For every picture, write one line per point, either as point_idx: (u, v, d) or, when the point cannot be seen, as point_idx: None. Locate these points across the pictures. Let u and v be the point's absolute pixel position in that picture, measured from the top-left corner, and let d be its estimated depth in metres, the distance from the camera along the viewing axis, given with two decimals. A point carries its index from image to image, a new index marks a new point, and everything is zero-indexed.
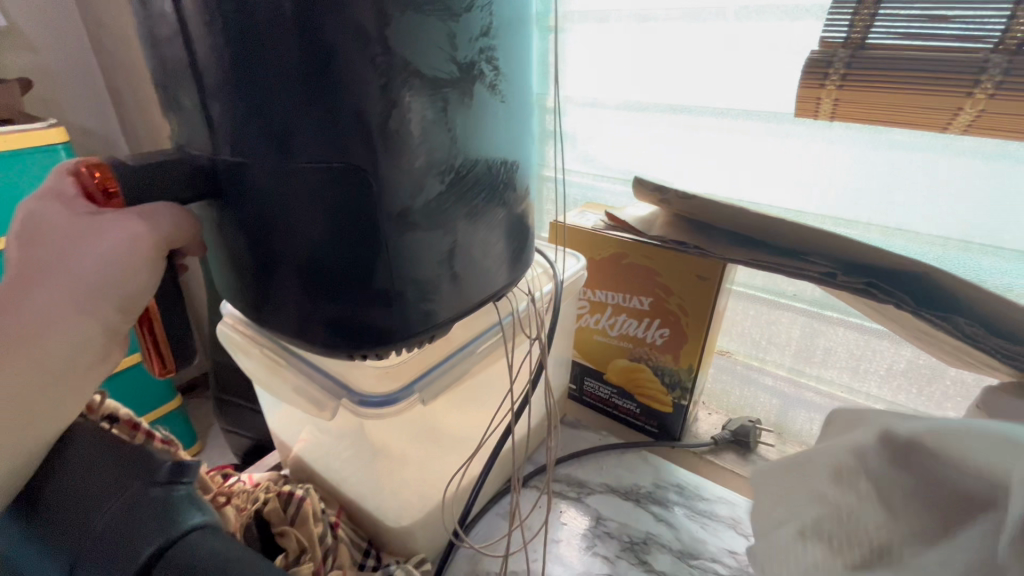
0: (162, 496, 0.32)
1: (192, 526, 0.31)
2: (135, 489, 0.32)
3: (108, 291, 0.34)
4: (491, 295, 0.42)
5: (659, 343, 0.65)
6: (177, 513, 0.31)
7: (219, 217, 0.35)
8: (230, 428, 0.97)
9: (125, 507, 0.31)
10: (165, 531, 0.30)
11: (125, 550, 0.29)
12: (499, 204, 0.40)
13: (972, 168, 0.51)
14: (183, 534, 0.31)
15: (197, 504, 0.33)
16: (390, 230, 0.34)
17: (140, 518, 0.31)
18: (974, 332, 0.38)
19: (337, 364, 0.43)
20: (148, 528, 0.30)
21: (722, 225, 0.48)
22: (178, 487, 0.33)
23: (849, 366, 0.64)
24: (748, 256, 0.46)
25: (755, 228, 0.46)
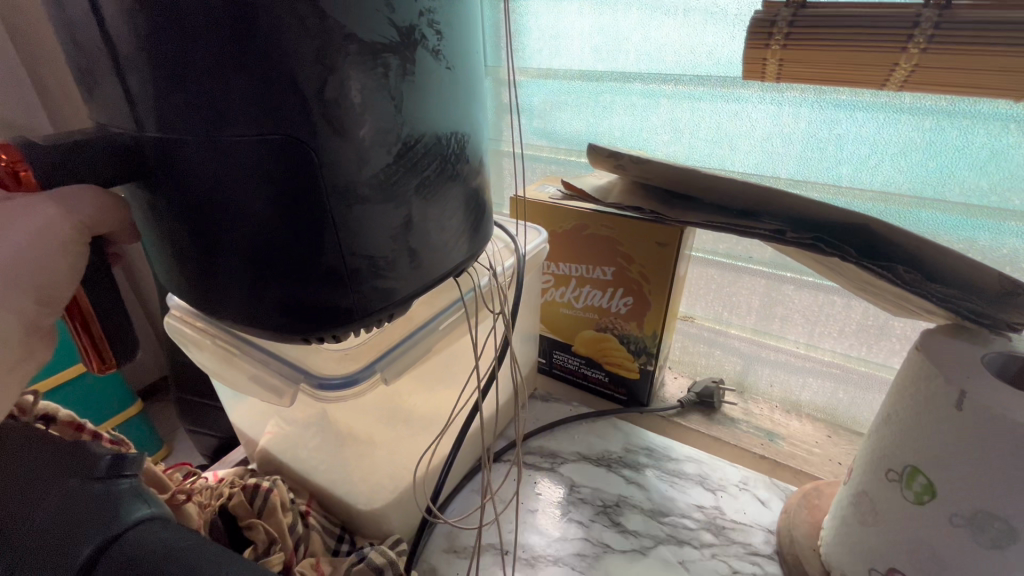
0: (104, 491, 0.31)
1: (140, 520, 0.31)
2: (72, 486, 0.31)
3: (25, 279, 0.32)
4: (451, 270, 0.42)
5: (623, 312, 0.66)
6: (121, 508, 0.31)
7: (150, 200, 0.33)
8: (194, 428, 0.94)
9: (60, 502, 0.30)
10: (107, 527, 0.30)
11: (63, 546, 0.28)
12: (452, 177, 0.39)
13: (911, 124, 0.53)
14: (129, 528, 0.30)
15: (144, 496, 0.33)
16: (338, 206, 0.33)
17: (79, 513, 0.30)
18: (915, 279, 0.39)
19: (295, 349, 0.42)
20: (88, 524, 0.29)
21: (678, 190, 0.49)
22: (120, 482, 0.33)
23: (804, 323, 0.66)
24: (704, 219, 0.47)
25: (709, 190, 0.46)
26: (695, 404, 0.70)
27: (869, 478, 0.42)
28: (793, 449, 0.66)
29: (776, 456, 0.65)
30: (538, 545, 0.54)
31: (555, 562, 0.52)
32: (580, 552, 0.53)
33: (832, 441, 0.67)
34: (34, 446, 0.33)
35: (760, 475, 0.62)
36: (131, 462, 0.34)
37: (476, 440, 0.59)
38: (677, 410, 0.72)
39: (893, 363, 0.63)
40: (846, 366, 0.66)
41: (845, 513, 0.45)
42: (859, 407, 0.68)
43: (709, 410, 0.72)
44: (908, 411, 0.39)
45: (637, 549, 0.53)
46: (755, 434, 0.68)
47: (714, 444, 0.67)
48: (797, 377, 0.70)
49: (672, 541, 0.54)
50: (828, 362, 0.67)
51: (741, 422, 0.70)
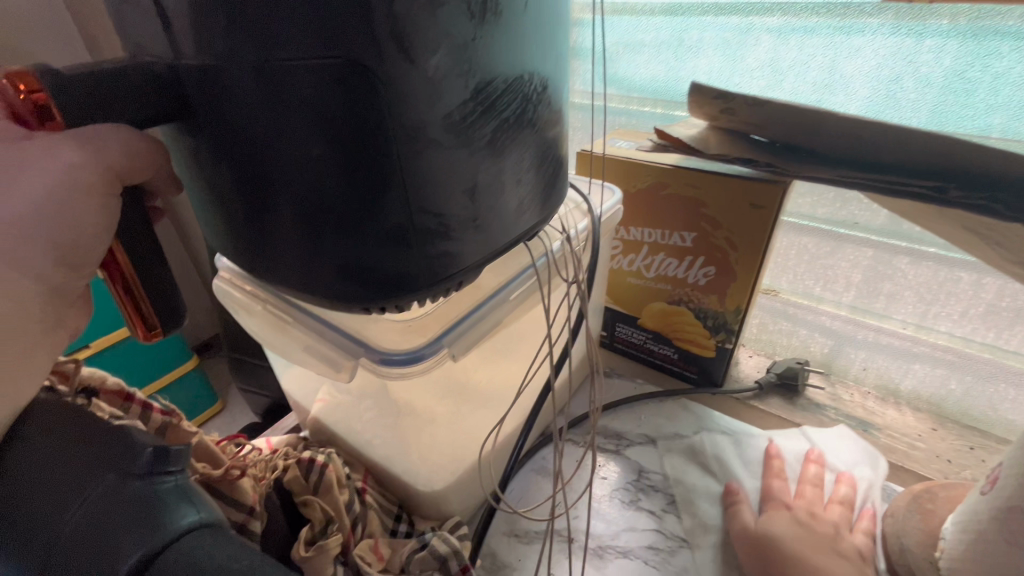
0: (141, 495, 0.24)
1: (186, 531, 0.23)
2: (105, 488, 0.24)
3: (52, 235, 0.28)
4: (525, 233, 0.36)
5: (702, 283, 0.59)
6: (161, 514, 0.23)
7: (192, 144, 0.29)
8: (246, 387, 0.95)
9: (93, 507, 0.23)
10: (146, 542, 0.22)
11: (100, 561, 0.22)
12: (532, 120, 0.33)
13: None
14: (172, 542, 0.23)
15: (191, 496, 0.25)
16: (405, 151, 0.27)
17: (113, 523, 0.23)
18: None
19: (352, 318, 0.37)
20: (126, 534, 0.22)
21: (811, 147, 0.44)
22: (164, 479, 0.25)
23: (916, 301, 0.58)
24: (838, 176, 0.44)
25: (843, 139, 0.43)
26: (777, 386, 0.63)
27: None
28: (891, 443, 0.59)
29: (872, 449, 0.58)
30: (605, 534, 0.50)
31: (625, 554, 0.48)
32: (652, 545, 0.49)
33: (938, 435, 0.59)
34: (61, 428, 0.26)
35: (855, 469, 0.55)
36: (176, 454, 0.26)
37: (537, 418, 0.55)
38: (755, 392, 0.65)
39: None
40: (964, 351, 0.57)
41: (982, 528, 0.38)
42: (973, 399, 0.59)
43: (791, 394, 0.65)
44: None
45: (716, 545, 0.49)
46: (845, 423, 0.61)
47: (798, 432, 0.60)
48: (899, 361, 0.62)
49: (756, 539, 0.49)
50: (941, 346, 0.58)
51: (829, 409, 0.63)
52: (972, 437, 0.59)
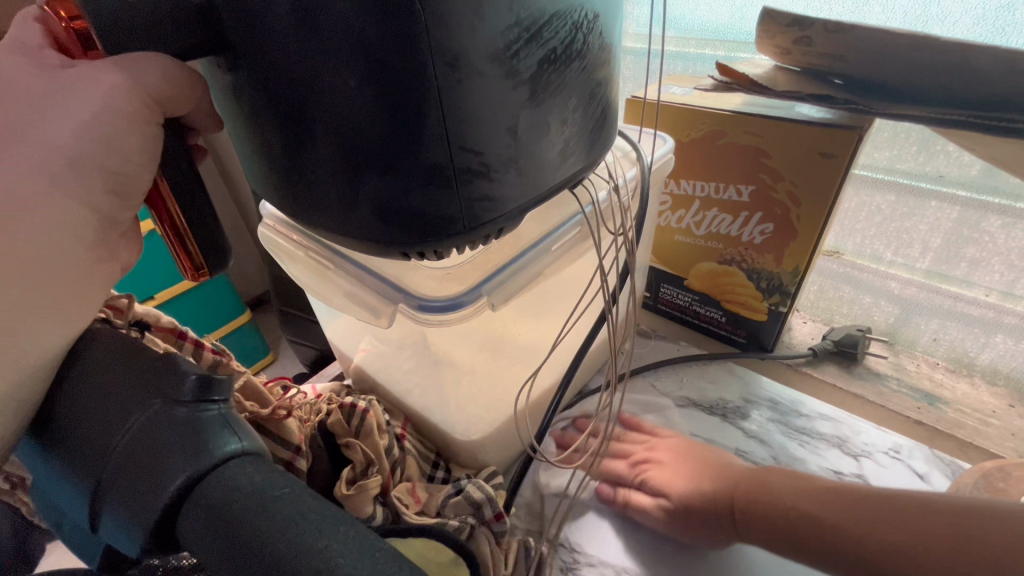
0: (184, 419, 0.22)
1: (228, 458, 0.22)
2: (151, 412, 0.23)
3: (97, 165, 0.29)
4: (569, 181, 0.34)
5: (758, 242, 0.55)
6: (203, 439, 0.22)
7: (229, 78, 0.28)
8: (294, 339, 0.98)
9: (144, 429, 0.22)
10: (189, 465, 0.21)
11: (149, 480, 0.21)
12: (582, 52, 0.31)
13: None
14: (214, 468, 0.21)
15: (235, 424, 0.23)
16: (446, 81, 0.26)
17: (159, 446, 0.22)
18: None
19: (391, 265, 0.37)
20: (171, 456, 0.21)
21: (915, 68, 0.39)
22: (209, 407, 0.23)
23: (1004, 263, 0.52)
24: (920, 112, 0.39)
25: (941, 69, 0.38)
26: (833, 354, 0.59)
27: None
28: (961, 418, 0.54)
29: (938, 423, 0.54)
30: None
31: None
32: None
33: (1016, 412, 0.54)
34: (113, 352, 0.25)
35: (918, 443, 0.52)
36: (221, 383, 0.24)
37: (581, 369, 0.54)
38: (808, 359, 0.61)
39: None
40: None
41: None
42: None
43: (848, 361, 0.61)
44: None
45: None
46: (908, 395, 0.57)
47: (854, 402, 0.57)
48: (976, 332, 0.56)
49: None
50: None
51: (891, 379, 0.59)
52: None
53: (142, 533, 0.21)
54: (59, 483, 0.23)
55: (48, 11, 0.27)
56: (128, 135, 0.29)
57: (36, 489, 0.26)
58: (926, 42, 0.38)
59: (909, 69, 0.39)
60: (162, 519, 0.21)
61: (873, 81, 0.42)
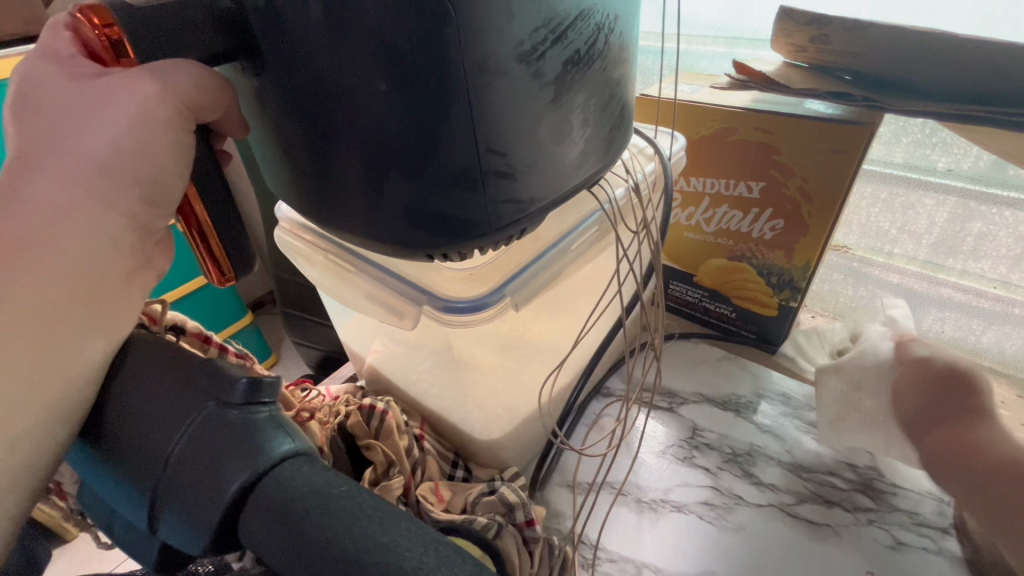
0: (239, 420, 0.23)
1: (285, 457, 0.22)
2: (206, 413, 0.23)
3: (128, 172, 0.29)
4: (590, 180, 0.34)
5: (767, 238, 0.55)
6: (260, 440, 0.22)
7: (255, 83, 0.28)
8: (300, 341, 0.98)
9: (200, 431, 0.22)
10: (248, 466, 0.21)
11: (210, 480, 0.21)
12: (603, 53, 0.31)
13: None
14: (272, 468, 0.22)
15: (285, 425, 0.24)
16: (475, 84, 0.26)
17: (216, 448, 0.22)
18: None
19: (414, 267, 0.37)
20: (230, 456, 0.22)
21: (930, 65, 0.40)
22: (259, 409, 0.24)
23: (1009, 255, 0.53)
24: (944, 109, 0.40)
25: (966, 61, 0.39)
26: None
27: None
28: None
29: None
30: (657, 487, 0.49)
31: (680, 509, 0.47)
32: (708, 501, 0.48)
33: None
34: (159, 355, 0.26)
35: None
36: (270, 385, 0.25)
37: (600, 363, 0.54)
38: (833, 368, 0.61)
39: None
40: None
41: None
42: None
43: None
44: None
45: (776, 504, 0.47)
46: None
47: None
48: (980, 322, 0.57)
49: (818, 501, 0.47)
50: None
51: None
52: None
53: (206, 531, 0.21)
54: (113, 486, 0.24)
55: (80, 18, 0.27)
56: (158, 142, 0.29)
57: (89, 491, 0.26)
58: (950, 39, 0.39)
59: (931, 64, 0.40)
60: (223, 518, 0.21)
61: (888, 78, 0.42)
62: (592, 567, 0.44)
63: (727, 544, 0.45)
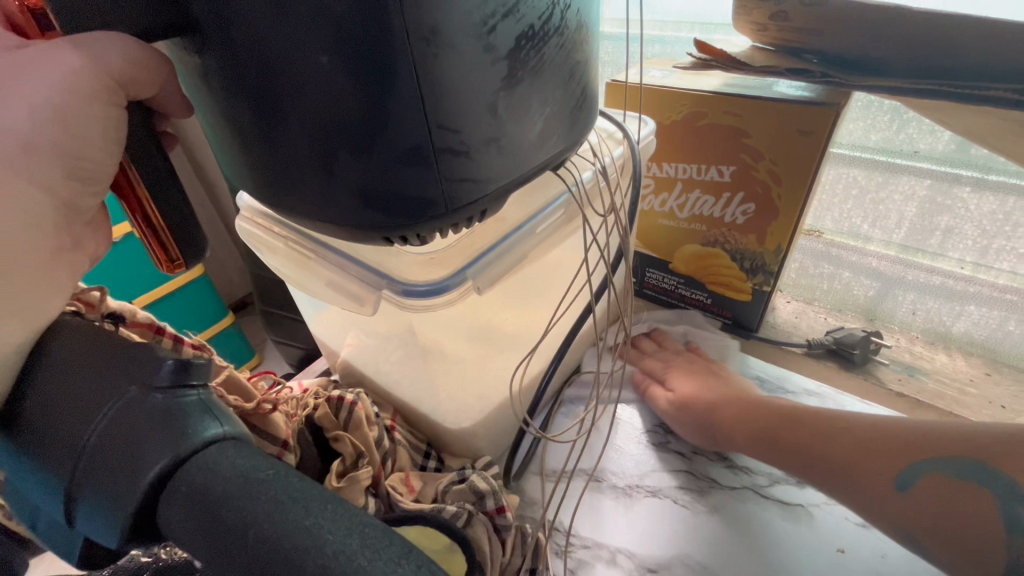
0: (158, 405, 0.22)
1: (210, 441, 0.21)
2: (124, 398, 0.22)
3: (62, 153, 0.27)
4: (552, 160, 0.34)
5: (740, 222, 0.55)
6: (182, 424, 0.21)
7: (197, 60, 0.27)
8: (279, 339, 0.97)
9: (121, 415, 0.22)
10: (168, 450, 0.21)
11: (129, 465, 0.21)
12: (560, 30, 0.30)
13: None
14: (196, 452, 0.21)
15: (215, 409, 0.23)
16: (423, 58, 0.25)
17: (137, 432, 0.21)
18: None
19: (375, 253, 0.36)
20: (151, 440, 0.21)
21: (877, 50, 0.40)
22: (187, 393, 0.23)
23: (977, 237, 0.53)
24: (906, 82, 0.40)
25: (916, 41, 0.39)
26: (829, 352, 0.58)
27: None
28: (939, 388, 0.56)
29: (918, 394, 0.55)
30: (630, 472, 0.49)
31: (654, 493, 0.47)
32: (681, 485, 0.48)
33: (993, 380, 0.56)
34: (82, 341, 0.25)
35: (899, 414, 0.53)
36: (199, 368, 0.24)
37: (575, 351, 0.54)
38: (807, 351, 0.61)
39: None
40: None
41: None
42: None
43: (852, 363, 0.59)
44: None
45: (748, 486, 0.47)
46: (890, 368, 0.58)
47: (838, 377, 0.58)
48: (951, 305, 0.58)
49: (791, 481, 0.47)
50: (1000, 286, 0.54)
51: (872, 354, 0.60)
52: None
53: (121, 519, 0.20)
54: (28, 476, 0.22)
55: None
56: (95, 121, 0.28)
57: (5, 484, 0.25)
58: (903, 14, 0.38)
59: (886, 42, 0.39)
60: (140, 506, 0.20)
61: (857, 57, 0.41)
62: (566, 554, 0.44)
63: (699, 527, 0.45)
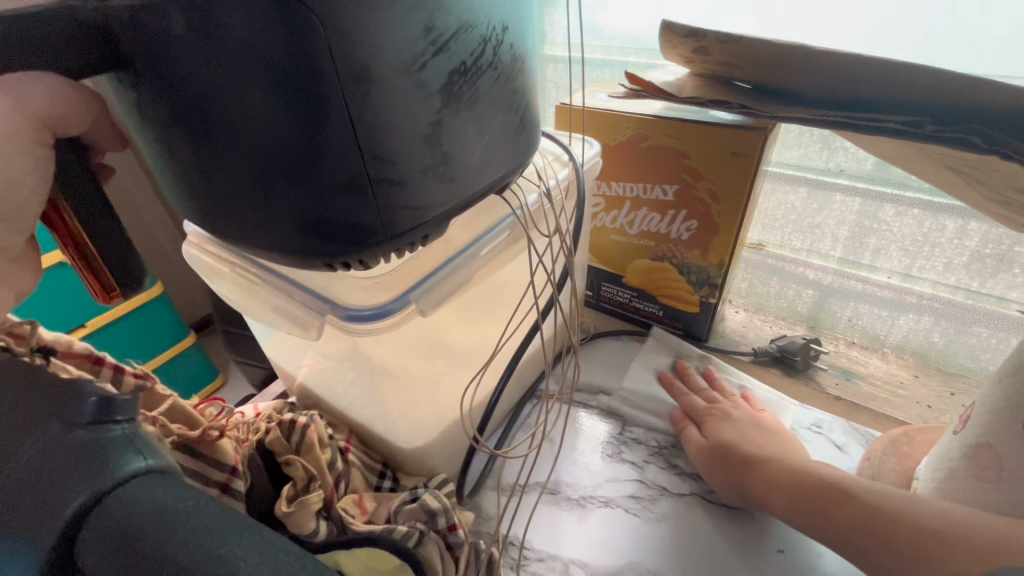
0: (83, 442, 0.22)
1: (135, 474, 0.22)
2: (49, 436, 0.23)
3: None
4: (494, 185, 0.35)
5: (685, 238, 0.58)
6: (106, 459, 0.22)
7: (133, 96, 0.28)
8: (240, 360, 0.95)
9: (44, 454, 0.22)
10: (89, 485, 0.21)
11: (47, 502, 0.21)
12: (493, 65, 0.32)
13: None
14: (118, 485, 0.21)
15: (142, 443, 0.23)
16: (354, 96, 0.26)
17: (58, 469, 0.21)
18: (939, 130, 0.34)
19: (321, 277, 0.37)
20: (70, 476, 0.21)
21: (782, 77, 0.39)
22: (111, 428, 0.23)
23: (901, 251, 0.57)
24: (809, 113, 0.38)
25: (813, 72, 0.37)
26: (772, 360, 0.61)
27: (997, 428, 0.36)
28: (873, 391, 0.59)
29: (854, 397, 0.58)
30: (584, 484, 0.50)
31: (607, 504, 0.49)
32: (633, 494, 0.49)
33: (921, 382, 0.59)
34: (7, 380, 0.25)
35: (837, 417, 0.56)
36: (126, 404, 0.25)
37: (530, 365, 0.55)
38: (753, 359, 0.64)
39: (1012, 295, 0.54)
40: (950, 299, 0.57)
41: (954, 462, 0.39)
42: (958, 348, 0.59)
43: (794, 369, 0.62)
44: None
45: (696, 492, 0.49)
46: (829, 373, 0.61)
47: (782, 383, 0.61)
48: (883, 312, 0.62)
49: None
50: (926, 295, 0.58)
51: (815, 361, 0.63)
52: (955, 384, 0.59)
53: (33, 560, 0.20)
54: None
55: None
56: (25, 156, 0.28)
57: None
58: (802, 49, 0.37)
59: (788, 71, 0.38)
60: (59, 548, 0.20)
61: (776, 86, 0.41)
62: (519, 568, 0.45)
63: (649, 535, 0.46)
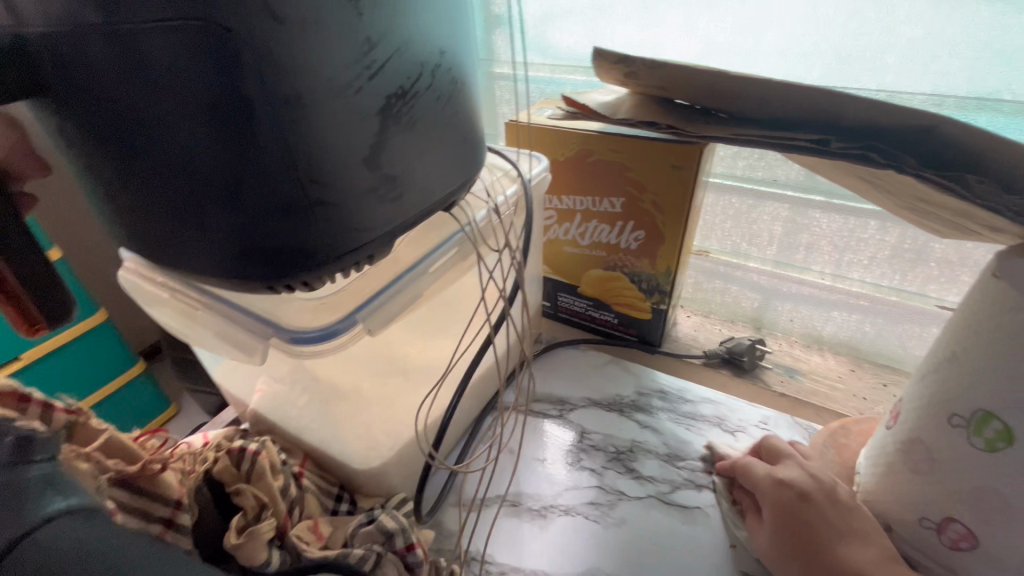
0: (5, 480, 0.23)
1: (55, 514, 0.23)
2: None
3: None
4: (440, 202, 0.36)
5: (634, 247, 0.60)
6: (24, 502, 0.23)
7: (58, 122, 0.27)
8: (192, 387, 0.90)
9: None
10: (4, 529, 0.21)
11: None
12: (434, 89, 0.33)
13: (958, 15, 0.46)
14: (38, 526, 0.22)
15: (60, 485, 0.25)
16: (289, 120, 0.26)
17: None
18: (850, 151, 0.36)
19: (264, 300, 0.36)
20: None
21: (705, 101, 0.41)
22: (29, 468, 0.24)
23: (831, 250, 0.61)
24: (734, 133, 0.40)
25: (732, 97, 0.39)
26: (720, 360, 0.64)
27: (926, 424, 0.37)
28: (814, 386, 0.62)
29: (797, 393, 0.61)
30: (545, 493, 0.51)
31: (568, 512, 0.49)
32: (593, 501, 0.50)
33: (856, 375, 0.63)
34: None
35: (781, 413, 0.58)
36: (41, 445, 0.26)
37: (487, 379, 0.56)
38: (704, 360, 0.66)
39: (928, 290, 0.58)
40: (875, 296, 0.61)
41: (893, 461, 0.40)
42: (885, 341, 0.63)
43: (742, 369, 0.65)
44: (976, 351, 0.34)
45: (653, 495, 0.50)
46: (775, 371, 0.65)
47: (731, 383, 0.63)
48: (820, 311, 0.65)
49: (690, 485, 0.51)
50: (856, 293, 0.62)
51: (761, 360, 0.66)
52: (885, 375, 0.63)
53: None
54: None
55: None
56: None
57: None
58: (722, 75, 0.39)
59: (710, 96, 0.40)
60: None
61: (706, 106, 0.42)
62: None
63: (608, 540, 0.47)
